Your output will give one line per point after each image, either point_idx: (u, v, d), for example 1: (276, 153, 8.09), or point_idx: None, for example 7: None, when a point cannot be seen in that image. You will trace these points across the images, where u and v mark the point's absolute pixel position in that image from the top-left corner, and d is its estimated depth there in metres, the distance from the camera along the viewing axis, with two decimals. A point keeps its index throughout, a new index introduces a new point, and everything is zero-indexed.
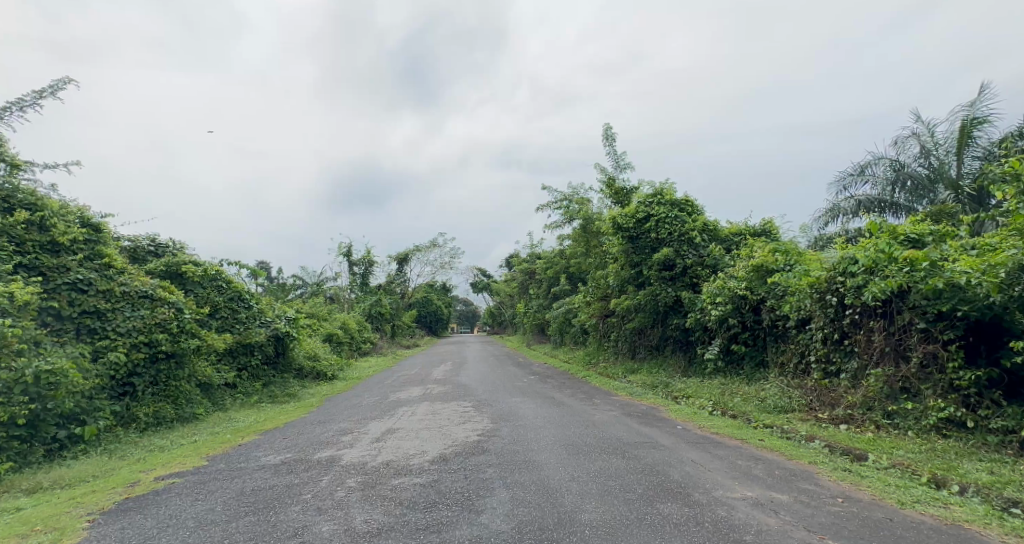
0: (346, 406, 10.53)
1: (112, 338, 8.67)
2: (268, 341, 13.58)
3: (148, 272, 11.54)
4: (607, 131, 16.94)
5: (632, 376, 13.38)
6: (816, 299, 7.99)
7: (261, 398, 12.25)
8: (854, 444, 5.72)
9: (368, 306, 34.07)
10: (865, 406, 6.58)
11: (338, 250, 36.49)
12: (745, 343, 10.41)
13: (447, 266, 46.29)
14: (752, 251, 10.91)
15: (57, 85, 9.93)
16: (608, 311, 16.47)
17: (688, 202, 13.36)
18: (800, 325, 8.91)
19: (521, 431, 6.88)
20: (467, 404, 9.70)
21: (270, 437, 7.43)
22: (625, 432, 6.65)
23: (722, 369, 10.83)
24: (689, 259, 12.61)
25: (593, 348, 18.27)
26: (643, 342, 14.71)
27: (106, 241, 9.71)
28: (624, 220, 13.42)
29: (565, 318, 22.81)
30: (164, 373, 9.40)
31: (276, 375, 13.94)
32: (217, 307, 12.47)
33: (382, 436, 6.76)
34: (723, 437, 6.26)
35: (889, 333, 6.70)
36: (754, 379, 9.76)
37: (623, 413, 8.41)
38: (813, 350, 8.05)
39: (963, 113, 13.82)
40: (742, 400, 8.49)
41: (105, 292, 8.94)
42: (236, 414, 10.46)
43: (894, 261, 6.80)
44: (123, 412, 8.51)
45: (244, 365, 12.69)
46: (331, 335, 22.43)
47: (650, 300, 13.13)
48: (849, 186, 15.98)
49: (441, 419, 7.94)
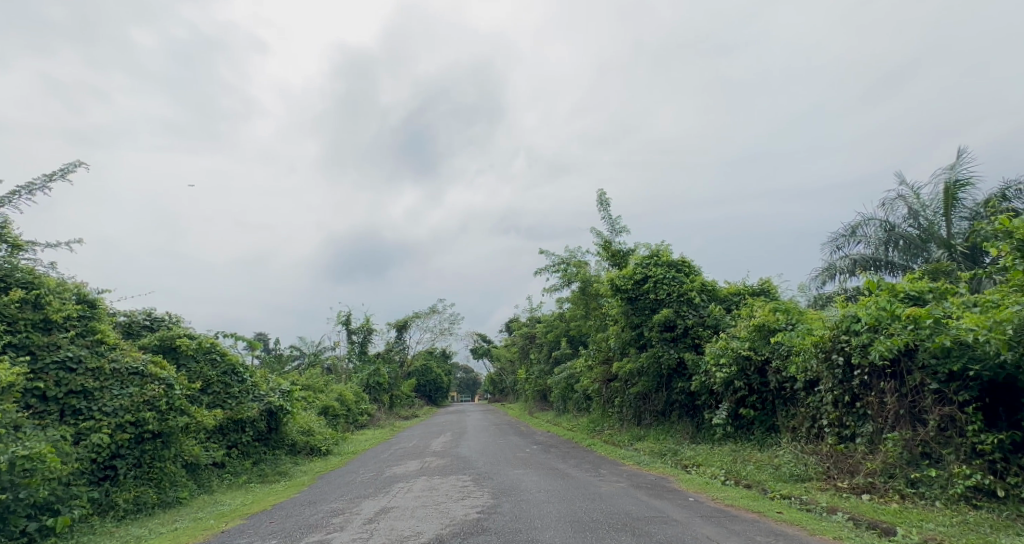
0: (339, 484, 10.00)
1: (97, 419, 8.35)
2: (260, 415, 13.14)
3: (141, 347, 11.35)
4: (601, 196, 17.32)
5: (639, 443, 12.85)
6: (822, 360, 7.80)
7: (250, 477, 11.67)
8: (880, 516, 5.35)
9: (366, 376, 33.41)
10: (886, 474, 6.25)
11: (336, 319, 36.28)
12: (753, 407, 10.07)
13: (447, 332, 45.89)
14: (753, 310, 10.80)
15: (68, 167, 10.27)
16: (611, 375, 16.11)
17: (685, 262, 13.43)
18: (808, 387, 8.65)
19: (523, 507, 6.47)
20: (467, 478, 9.22)
21: (255, 523, 6.97)
22: (634, 506, 6.26)
23: (731, 434, 10.42)
24: (689, 320, 12.48)
25: (597, 414, 17.70)
26: (648, 408, 14.26)
27: (100, 317, 9.63)
28: (622, 282, 13.40)
29: (567, 384, 22.27)
30: (148, 454, 9.01)
31: (268, 451, 13.37)
32: (210, 381, 12.16)
33: (375, 517, 6.33)
34: (739, 510, 5.88)
35: (902, 394, 6.47)
36: (766, 445, 9.35)
37: (631, 484, 7.97)
38: (824, 413, 7.77)
39: (945, 175, 14.21)
40: (756, 468, 8.08)
41: (95, 369, 8.73)
42: (223, 497, 9.91)
43: (897, 319, 6.68)
44: (102, 499, 8.06)
45: (234, 442, 12.20)
46: (326, 407, 21.77)
47: (652, 363, 12.86)
48: (842, 247, 16.13)
49: (438, 496, 7.49)
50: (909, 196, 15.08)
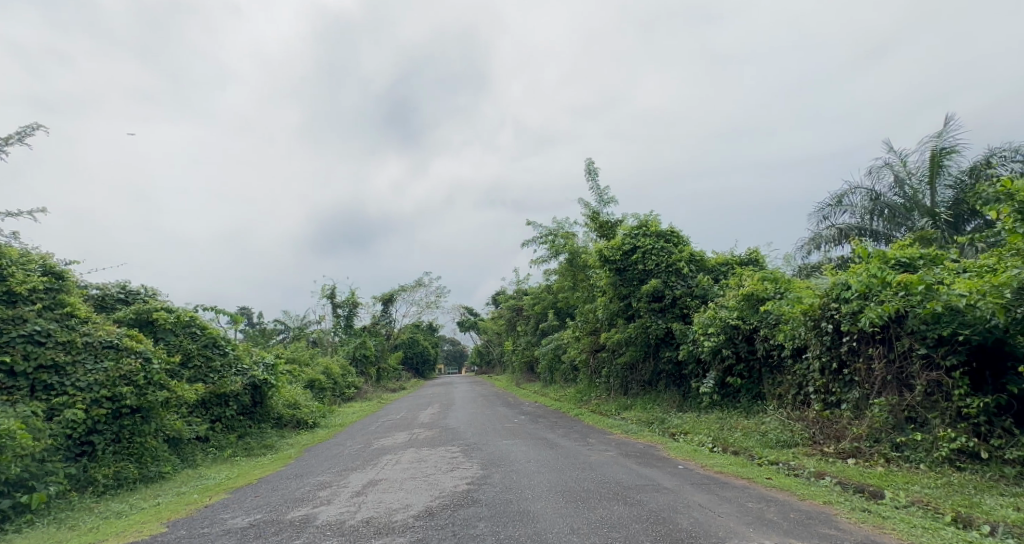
0: (327, 456, 9.91)
1: (71, 394, 8.10)
2: (244, 389, 12.92)
3: (116, 321, 11.00)
4: (589, 165, 17.02)
5: (626, 412, 12.94)
6: (811, 327, 7.78)
7: (236, 451, 11.52)
8: (866, 480, 5.34)
9: (352, 349, 33.24)
10: (872, 438, 6.27)
11: (321, 293, 35.86)
12: (740, 375, 10.13)
13: (433, 305, 45.76)
14: (742, 280, 10.77)
15: (25, 129, 9.75)
16: (599, 345, 16.15)
17: (674, 233, 13.32)
18: (795, 355, 8.69)
19: (513, 477, 6.41)
20: (455, 449, 9.18)
21: (240, 496, 6.83)
22: (624, 475, 6.22)
23: (718, 402, 10.51)
24: (678, 290, 12.44)
25: (584, 384, 17.83)
26: (635, 377, 14.36)
27: (70, 290, 9.25)
28: (611, 253, 13.28)
29: (555, 355, 22.37)
30: (127, 429, 8.80)
31: (253, 425, 13.21)
32: (191, 355, 11.87)
33: (363, 490, 6.20)
34: (729, 476, 5.88)
35: (890, 360, 6.46)
36: (752, 412, 9.43)
37: (620, 453, 7.98)
38: (811, 379, 7.81)
39: (931, 143, 14.17)
40: (743, 435, 8.13)
41: (65, 343, 8.43)
42: (207, 471, 9.77)
43: (888, 286, 6.62)
44: (80, 475, 7.86)
45: (218, 416, 11.99)
46: (312, 381, 21.64)
47: (640, 333, 12.85)
48: (828, 216, 16.15)
49: (427, 468, 7.42)
50: (896, 164, 15.04)
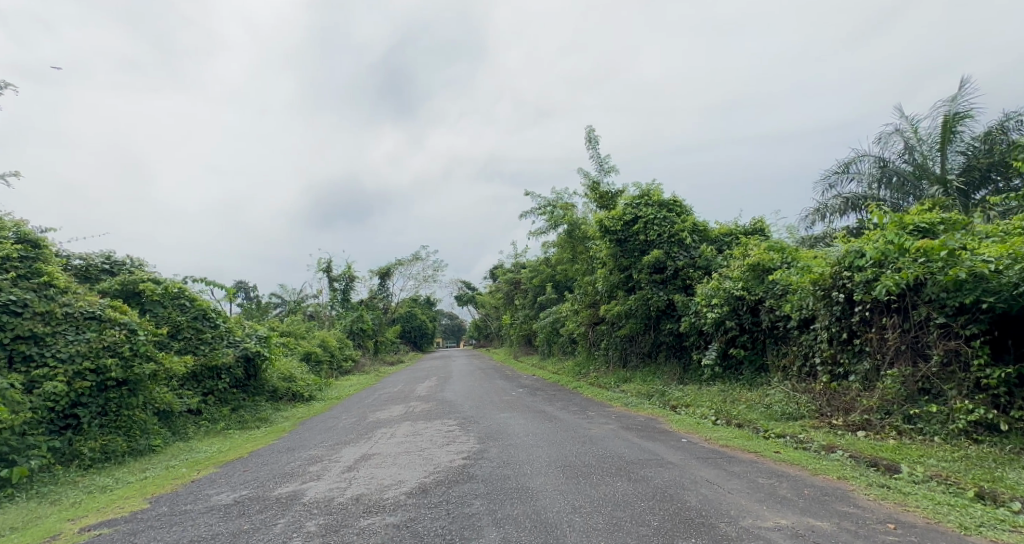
0: (321, 429, 9.72)
1: (51, 366, 7.82)
2: (236, 362, 12.66)
3: (101, 292, 10.69)
4: (590, 133, 16.46)
5: (626, 385, 12.76)
6: (820, 297, 7.46)
7: (229, 425, 11.30)
8: (879, 453, 4.99)
9: (349, 323, 33.06)
10: (883, 410, 5.97)
11: (317, 266, 35.50)
12: (743, 346, 9.88)
13: (431, 279, 45.52)
14: (747, 250, 10.42)
15: None
16: (598, 318, 15.92)
17: (676, 202, 12.91)
18: (802, 326, 8.41)
19: (511, 452, 6.17)
20: (452, 422, 8.96)
21: (228, 471, 6.59)
22: (626, 449, 5.98)
23: (720, 375, 10.29)
24: (680, 261, 12.10)
25: (583, 357, 17.69)
26: (635, 349, 14.18)
27: (47, 259, 8.89)
28: (611, 223, 12.92)
29: (553, 328, 22.19)
30: (114, 402, 8.54)
31: (247, 398, 12.99)
32: (180, 328, 11.56)
33: (354, 465, 5.95)
34: (735, 450, 5.62)
35: (904, 330, 6.15)
36: (755, 384, 9.20)
37: (621, 426, 7.76)
38: (819, 350, 7.55)
39: (945, 108, 13.66)
40: (747, 408, 7.90)
41: (44, 314, 8.13)
42: (199, 444, 9.56)
43: (905, 253, 6.28)
44: (65, 449, 7.62)
45: (210, 389, 11.74)
46: (308, 354, 21.44)
47: (641, 305, 12.57)
48: (835, 185, 15.74)
49: (422, 442, 7.18)
50: (907, 130, 14.53)
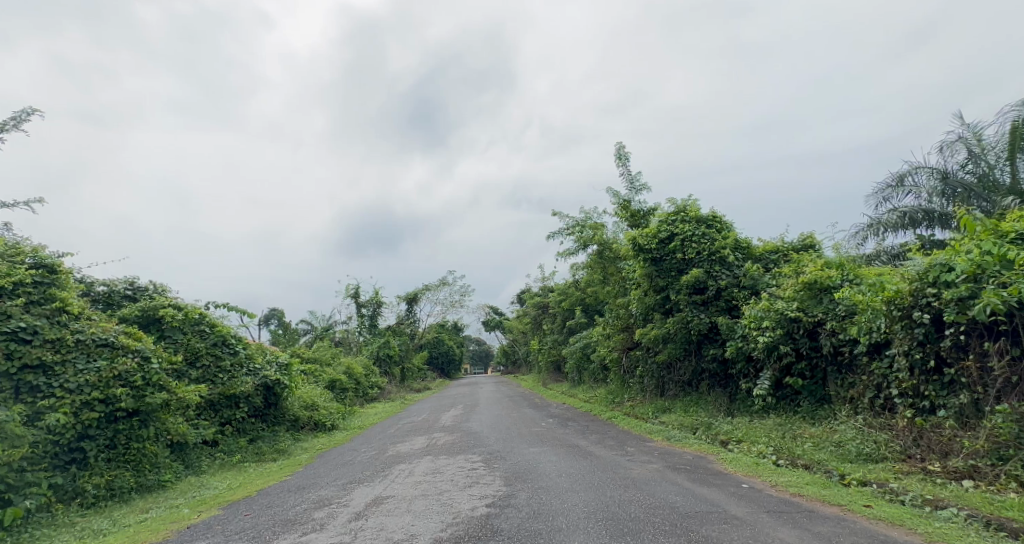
0: (337, 464, 9.08)
1: (58, 396, 7.43)
2: (256, 390, 12.18)
3: (120, 318, 10.45)
4: (620, 149, 15.82)
5: (666, 416, 11.76)
6: (896, 319, 6.52)
7: (245, 457, 10.76)
8: (1004, 512, 4.02)
9: (376, 348, 32.69)
10: (995, 455, 4.94)
11: (346, 292, 35.54)
12: (800, 375, 8.88)
13: (458, 304, 45.12)
14: (801, 267, 9.50)
15: (21, 115, 10.69)
16: (632, 343, 14.97)
17: (715, 218, 12.06)
18: (873, 352, 7.46)
19: (543, 498, 5.36)
20: (476, 458, 8.17)
21: (228, 515, 5.96)
22: (678, 497, 5.11)
23: (774, 406, 9.30)
24: (723, 280, 11.19)
25: (616, 385, 16.71)
26: (674, 377, 13.20)
27: (63, 285, 8.62)
28: (646, 241, 12.14)
29: (583, 354, 21.25)
30: (123, 434, 8.11)
31: (266, 428, 12.48)
32: (198, 354, 11.18)
33: (364, 511, 5.25)
34: (813, 502, 4.68)
35: (1013, 357, 5.17)
36: (817, 418, 8.18)
37: (667, 466, 6.85)
38: (897, 381, 6.59)
39: (1014, 112, 12.55)
40: (814, 447, 6.93)
41: (54, 341, 7.81)
42: (211, 479, 9.02)
43: (1008, 265, 5.33)
44: (68, 485, 7.16)
45: (227, 419, 11.28)
46: (333, 381, 21.00)
47: (680, 328, 11.64)
48: (888, 199, 14.65)
49: (442, 483, 6.43)
50: (971, 137, 13.36)
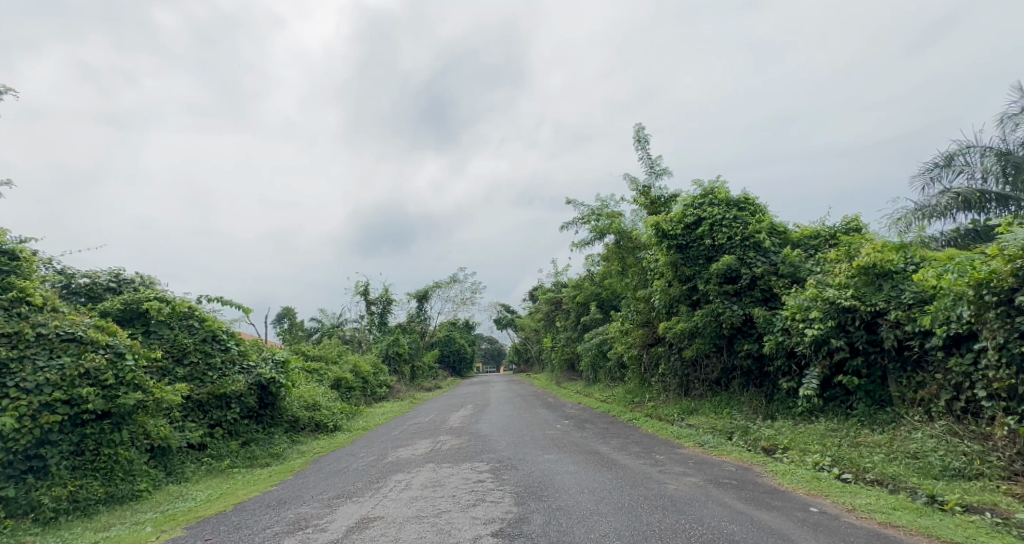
0: (332, 472, 8.16)
1: (13, 397, 6.54)
2: (250, 390, 11.26)
3: (100, 312, 9.61)
4: (639, 132, 14.72)
5: (693, 419, 10.71)
6: (996, 306, 5.52)
7: (235, 462, 9.82)
8: None
9: (385, 346, 31.86)
10: None
11: (355, 290, 34.85)
12: (855, 373, 7.84)
13: (469, 301, 44.31)
14: (852, 250, 8.40)
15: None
16: (654, 339, 13.90)
17: (747, 200, 10.93)
18: (949, 346, 6.53)
19: (563, 524, 4.34)
20: (483, 468, 7.19)
21: (187, 540, 5.04)
22: (735, 526, 4.05)
23: (821, 409, 8.29)
24: (758, 267, 10.06)
25: (634, 385, 15.63)
26: (700, 376, 12.14)
27: (27, 275, 7.84)
28: (670, 227, 11.10)
29: (599, 351, 20.17)
30: (92, 438, 7.19)
31: (261, 430, 11.58)
32: (186, 351, 10.29)
33: (342, 540, 4.29)
34: (918, 538, 3.60)
35: None
36: (878, 423, 7.19)
37: (708, 480, 5.78)
38: (984, 381, 5.87)
39: None
40: (885, 459, 5.94)
41: (11, 336, 6.97)
42: (193, 487, 8.05)
43: None
44: (21, 498, 6.23)
45: (217, 421, 10.37)
46: (338, 381, 20.17)
47: (710, 322, 10.54)
48: (937, 179, 14.55)
49: (443, 502, 5.44)
50: None
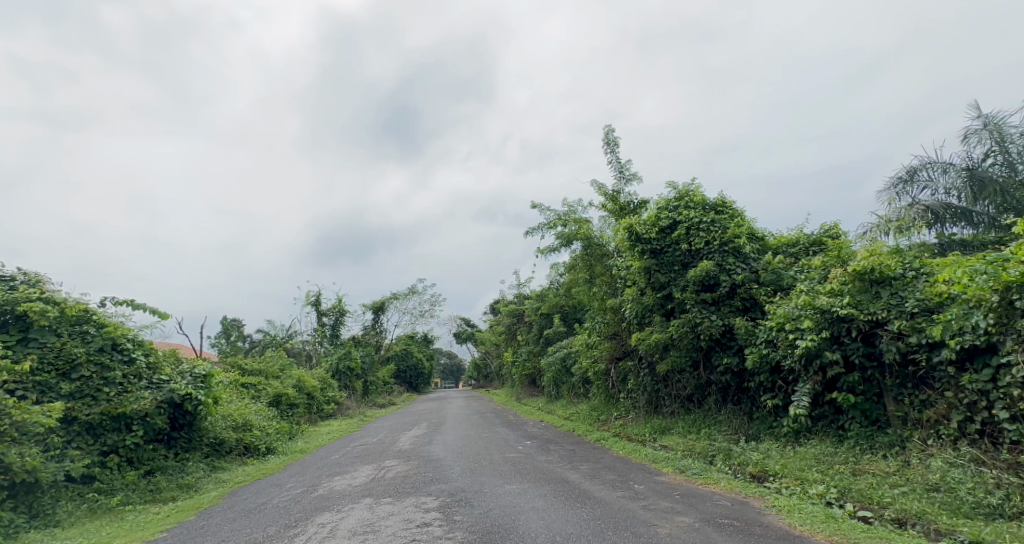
0: (246, 511, 6.68)
1: None
2: (159, 409, 9.55)
3: None
4: (608, 134, 13.95)
5: (666, 439, 9.78)
6: None
7: (131, 497, 8.09)
8: None
9: (336, 360, 29.79)
10: None
11: (306, 300, 32.75)
12: (849, 390, 7.08)
13: (428, 314, 42.67)
14: (844, 256, 7.73)
15: None
16: (622, 352, 13.00)
17: (725, 204, 10.21)
18: (961, 361, 5.80)
19: None
20: (430, 506, 5.91)
21: None
22: None
23: (811, 429, 7.46)
24: (738, 275, 9.30)
25: (600, 401, 14.68)
26: (672, 392, 11.27)
27: None
28: (644, 230, 10.24)
29: (562, 366, 19.19)
30: None
31: (171, 457, 9.84)
32: (75, 363, 8.56)
33: None
34: None
35: None
36: (879, 447, 6.38)
37: (704, 520, 4.74)
38: (1005, 401, 5.12)
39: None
40: (904, 491, 5.07)
41: None
42: (60, 535, 6.38)
43: None
44: None
45: (112, 447, 8.66)
46: (278, 397, 18.31)
47: (686, 333, 9.65)
48: (902, 194, 14.39)
49: None
50: (994, 128, 13.38)
